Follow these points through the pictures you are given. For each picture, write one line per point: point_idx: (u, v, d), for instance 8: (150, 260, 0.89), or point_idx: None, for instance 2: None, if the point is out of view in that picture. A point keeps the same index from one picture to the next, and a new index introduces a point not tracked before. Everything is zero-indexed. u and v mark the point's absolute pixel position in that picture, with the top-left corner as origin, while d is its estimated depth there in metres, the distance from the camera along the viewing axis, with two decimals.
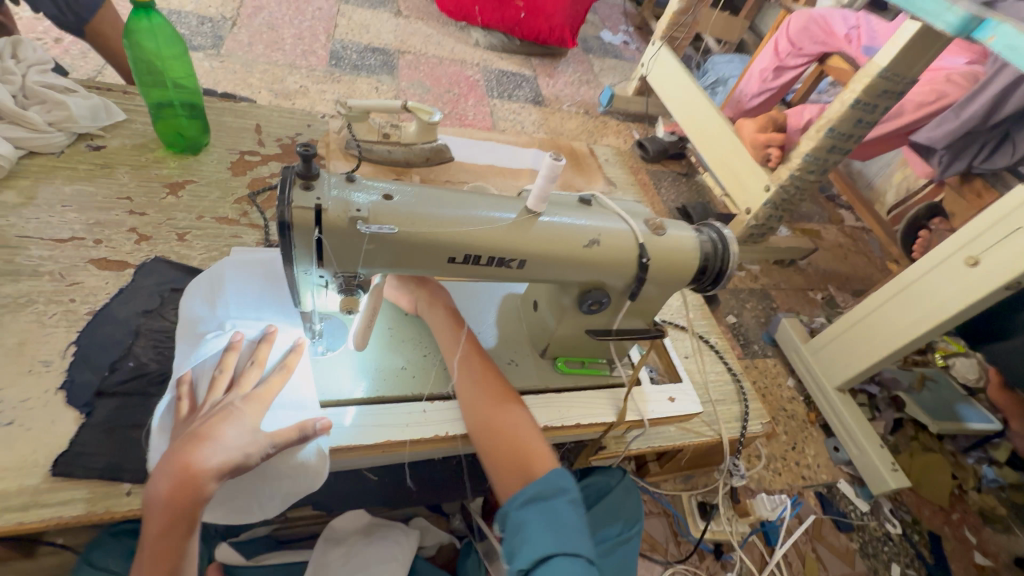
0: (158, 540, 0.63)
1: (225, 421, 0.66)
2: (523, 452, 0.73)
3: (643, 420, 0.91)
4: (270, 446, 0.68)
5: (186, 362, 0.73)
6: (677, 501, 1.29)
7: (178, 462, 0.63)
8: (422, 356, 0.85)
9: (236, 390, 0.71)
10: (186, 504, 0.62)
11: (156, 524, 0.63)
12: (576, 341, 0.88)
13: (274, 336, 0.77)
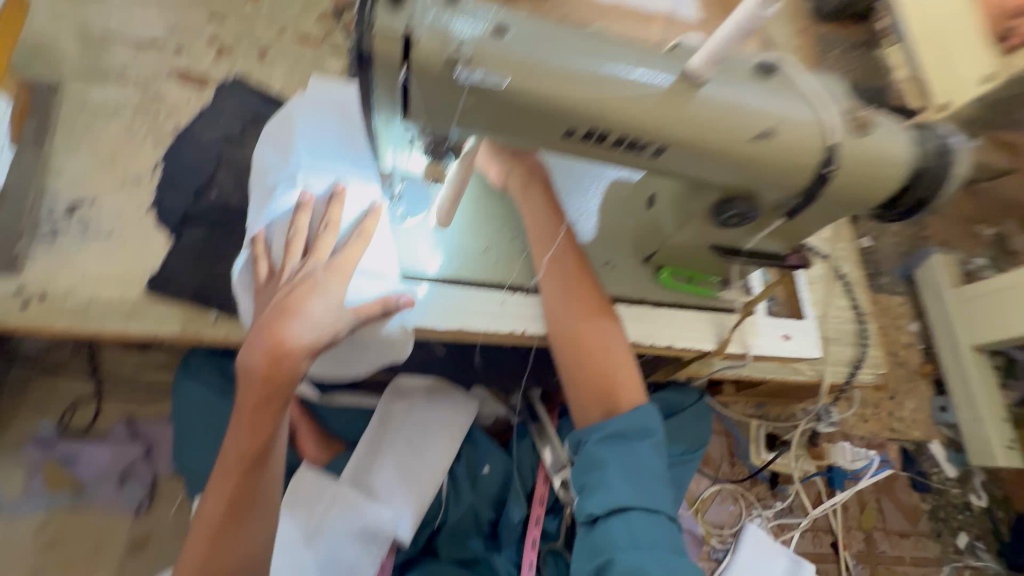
0: (254, 408, 0.65)
1: (309, 298, 0.63)
2: (608, 376, 0.67)
3: (747, 355, 0.79)
4: (354, 323, 0.65)
5: (259, 218, 0.68)
6: (744, 424, 1.22)
7: (270, 337, 0.62)
8: (508, 240, 0.75)
9: (314, 258, 0.66)
10: (279, 376, 0.63)
11: (251, 394, 0.65)
12: (691, 253, 0.73)
13: (344, 196, 0.67)
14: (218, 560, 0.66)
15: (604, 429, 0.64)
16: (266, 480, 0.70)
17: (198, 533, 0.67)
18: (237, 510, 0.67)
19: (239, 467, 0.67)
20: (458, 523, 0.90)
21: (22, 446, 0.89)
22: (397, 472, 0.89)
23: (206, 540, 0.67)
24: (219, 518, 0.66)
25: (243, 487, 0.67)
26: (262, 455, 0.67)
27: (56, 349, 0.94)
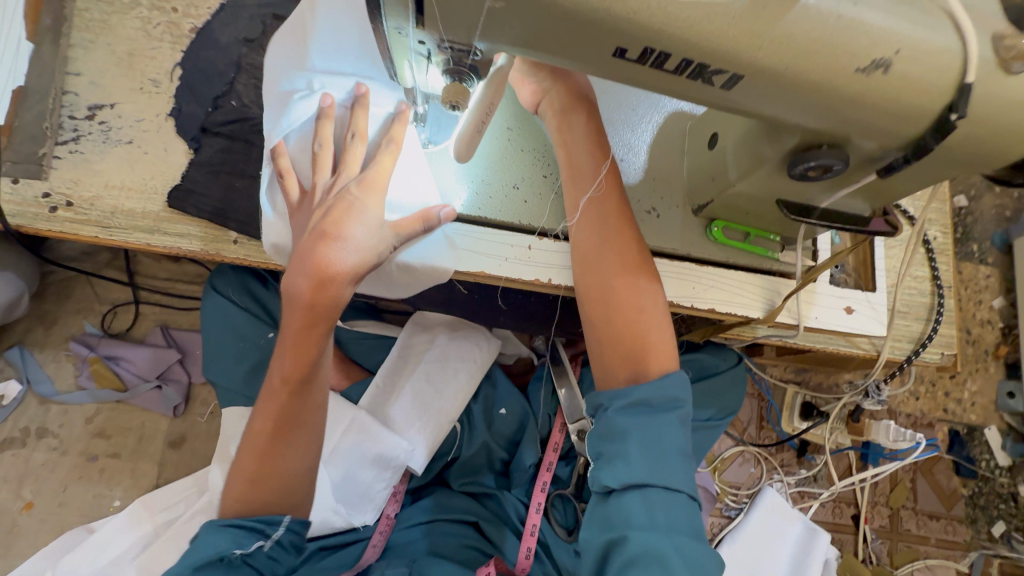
0: (299, 333, 0.62)
1: (351, 218, 0.59)
2: (636, 339, 0.60)
3: (798, 326, 0.70)
4: (396, 242, 0.61)
5: (276, 128, 0.65)
6: (778, 389, 1.15)
7: (313, 259, 0.58)
8: (541, 177, 0.67)
9: (344, 170, 0.62)
10: (326, 299, 0.59)
11: (296, 319, 0.61)
12: (752, 205, 0.62)
13: (366, 100, 0.63)
14: (265, 481, 0.63)
15: (628, 396, 0.57)
16: (314, 407, 0.66)
17: (244, 453, 0.64)
18: (284, 431, 0.64)
19: (287, 390, 0.63)
20: (471, 458, 0.91)
21: (70, 342, 0.96)
22: (413, 405, 0.89)
23: (252, 461, 0.63)
24: (264, 439, 0.63)
25: (288, 410, 0.64)
26: (308, 381, 0.64)
27: (95, 255, 0.98)
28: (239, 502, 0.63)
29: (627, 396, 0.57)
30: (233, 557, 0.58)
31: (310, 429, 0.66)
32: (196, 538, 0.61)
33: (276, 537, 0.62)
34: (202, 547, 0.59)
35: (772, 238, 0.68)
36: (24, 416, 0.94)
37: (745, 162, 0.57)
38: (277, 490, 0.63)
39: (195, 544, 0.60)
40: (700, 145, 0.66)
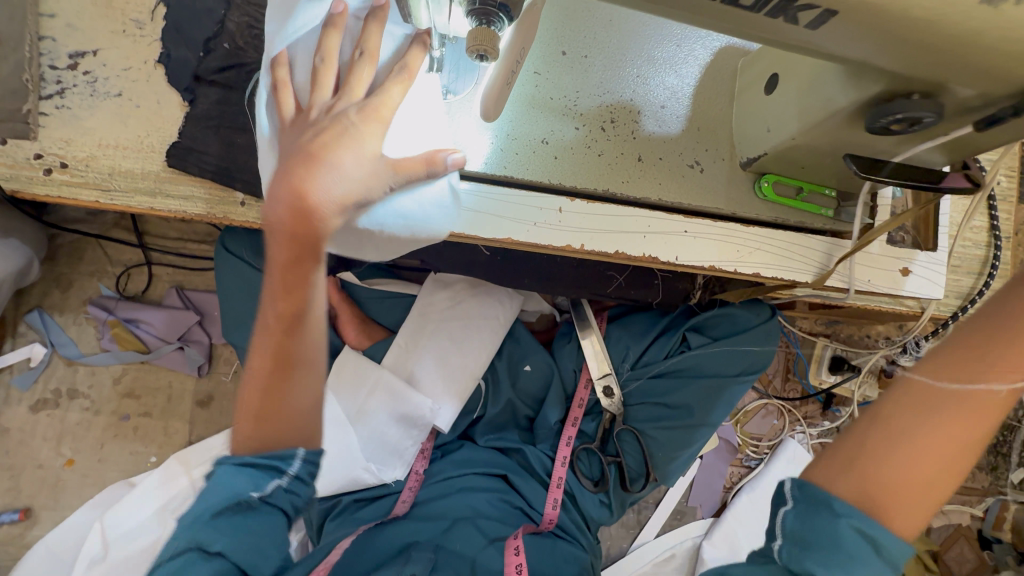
0: (285, 271, 0.48)
1: (340, 145, 0.48)
2: (895, 489, 0.39)
3: (848, 290, 0.65)
4: (394, 183, 0.51)
5: (280, 33, 0.54)
6: (809, 343, 1.12)
7: (289, 186, 0.47)
8: (574, 130, 0.60)
9: (348, 95, 0.51)
10: (316, 234, 0.47)
11: (280, 254, 0.48)
12: (809, 157, 0.56)
13: (383, 13, 0.52)
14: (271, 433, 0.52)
15: (855, 517, 0.38)
16: (315, 356, 0.53)
17: (245, 396, 0.53)
18: (285, 375, 0.52)
19: (278, 329, 0.50)
20: (495, 416, 0.91)
21: (88, 304, 0.94)
22: (434, 367, 0.88)
23: (250, 408, 0.53)
24: (260, 378, 0.51)
25: (287, 350, 0.51)
26: (301, 320, 0.50)
27: (100, 217, 0.95)
28: (244, 445, 0.53)
29: (837, 508, 0.38)
30: (250, 501, 0.51)
31: (317, 364, 0.54)
32: (209, 477, 0.53)
33: (295, 475, 0.53)
34: (214, 488, 0.51)
35: (827, 192, 0.62)
36: (53, 378, 0.95)
37: (808, 110, 0.50)
38: (287, 425, 0.53)
39: (209, 481, 0.52)
40: (753, 87, 0.59)
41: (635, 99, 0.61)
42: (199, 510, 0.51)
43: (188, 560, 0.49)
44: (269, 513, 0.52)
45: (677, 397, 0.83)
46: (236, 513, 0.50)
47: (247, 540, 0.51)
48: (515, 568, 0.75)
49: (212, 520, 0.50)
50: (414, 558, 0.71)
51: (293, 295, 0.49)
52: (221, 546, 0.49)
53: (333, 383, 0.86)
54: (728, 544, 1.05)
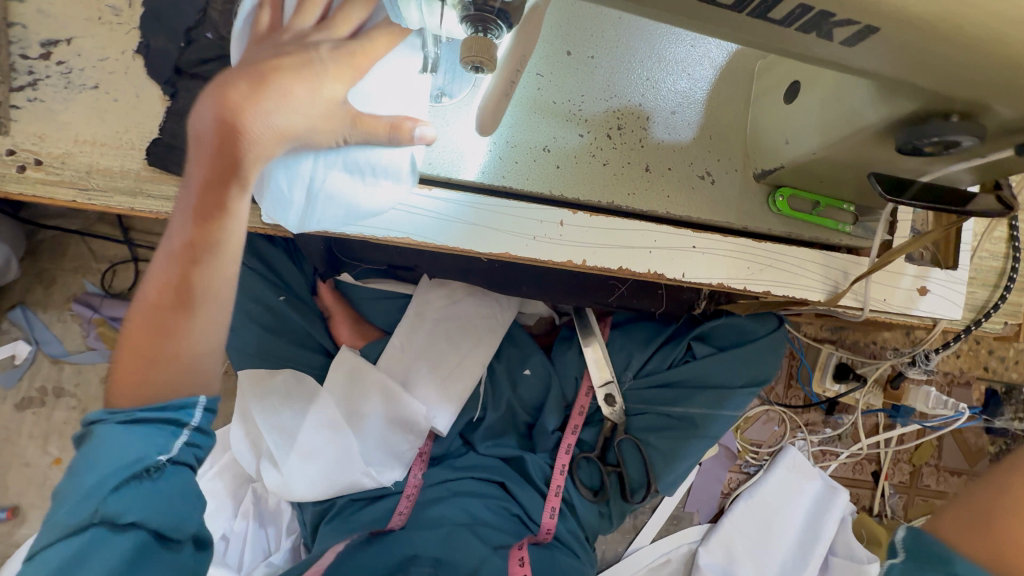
0: (202, 188, 0.45)
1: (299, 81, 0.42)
2: None
3: (863, 309, 0.62)
4: (349, 134, 0.45)
5: None
6: (814, 349, 1.09)
7: (222, 97, 0.41)
8: (579, 138, 0.56)
9: (328, 31, 0.45)
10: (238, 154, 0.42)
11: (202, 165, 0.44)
12: (830, 171, 0.53)
13: None
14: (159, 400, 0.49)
15: None
16: (218, 299, 0.50)
17: (135, 321, 0.49)
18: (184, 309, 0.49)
19: (183, 255, 0.47)
20: (494, 421, 0.87)
21: (73, 301, 0.92)
22: (427, 373, 0.85)
23: (142, 335, 0.49)
24: (160, 308, 0.48)
25: (188, 282, 0.48)
26: (211, 249, 0.47)
27: (82, 211, 0.91)
28: (128, 396, 0.49)
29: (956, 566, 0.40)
30: (157, 465, 0.47)
31: (221, 308, 0.51)
32: (84, 449, 0.47)
33: (195, 435, 0.51)
34: (98, 459, 0.46)
35: (845, 208, 0.59)
36: (38, 376, 0.93)
37: (831, 125, 0.47)
38: (179, 371, 0.49)
39: (87, 453, 0.47)
40: (772, 93, 0.54)
41: (644, 103, 0.57)
42: (91, 485, 0.45)
43: (93, 538, 0.44)
44: (176, 476, 0.49)
45: (683, 407, 0.81)
46: (140, 482, 0.46)
47: (161, 509, 0.47)
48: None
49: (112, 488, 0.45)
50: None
51: (207, 221, 0.46)
52: (135, 516, 0.45)
53: (331, 385, 0.83)
54: (724, 550, 1.05)
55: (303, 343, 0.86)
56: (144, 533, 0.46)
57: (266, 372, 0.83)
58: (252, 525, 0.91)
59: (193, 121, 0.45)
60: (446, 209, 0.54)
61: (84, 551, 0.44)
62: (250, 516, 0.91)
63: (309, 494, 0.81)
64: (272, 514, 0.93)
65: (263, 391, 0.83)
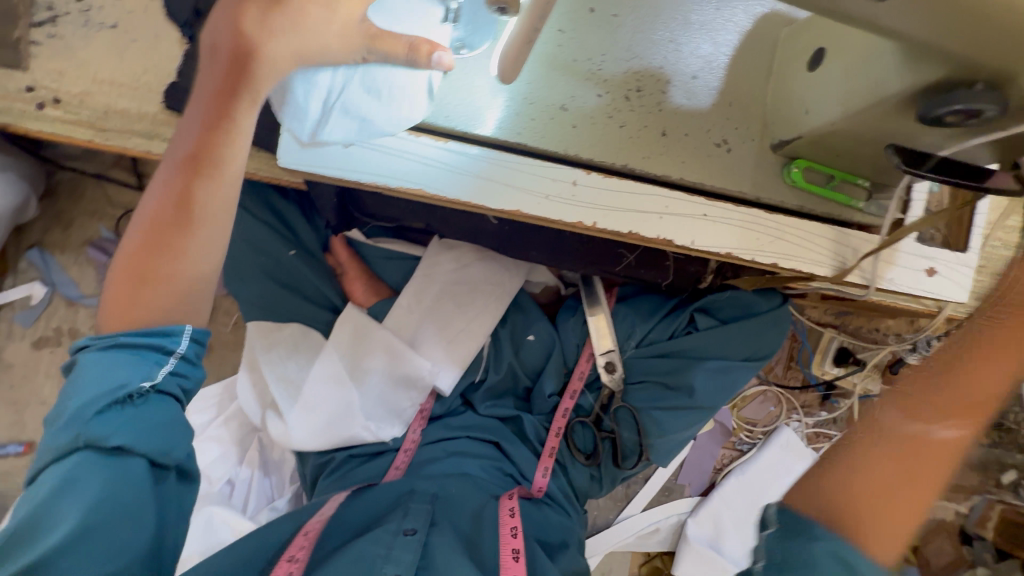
0: (213, 101, 0.45)
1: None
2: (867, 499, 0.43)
3: (871, 287, 0.62)
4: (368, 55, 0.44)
5: None
6: (816, 333, 1.09)
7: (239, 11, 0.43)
8: (596, 98, 0.55)
9: None
10: (247, 59, 0.43)
11: (211, 71, 0.45)
12: (846, 144, 0.53)
13: None
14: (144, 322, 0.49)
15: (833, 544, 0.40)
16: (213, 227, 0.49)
17: (134, 237, 0.49)
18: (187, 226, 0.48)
19: (183, 168, 0.47)
20: (495, 384, 0.88)
21: (88, 246, 0.94)
22: (435, 333, 0.86)
23: (136, 252, 0.48)
24: (161, 225, 0.48)
25: (192, 197, 0.47)
26: (219, 165, 0.47)
27: (99, 155, 0.92)
28: (120, 320, 0.49)
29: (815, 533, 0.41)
30: (140, 394, 0.47)
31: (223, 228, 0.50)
32: (72, 379, 0.47)
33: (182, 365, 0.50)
34: (87, 381, 0.46)
35: (860, 183, 0.59)
36: (54, 317, 0.95)
37: (854, 93, 0.46)
38: (172, 292, 0.49)
39: (75, 379, 0.47)
40: (795, 61, 0.54)
41: (665, 66, 0.56)
42: (75, 408, 0.45)
43: (81, 462, 0.44)
44: (161, 403, 0.48)
45: (681, 377, 0.81)
46: (125, 407, 0.46)
47: (152, 441, 0.47)
48: (509, 527, 0.73)
49: (96, 409, 0.45)
50: (413, 511, 0.70)
51: (214, 133, 0.46)
52: (121, 440, 0.45)
53: (334, 340, 0.84)
54: (712, 523, 1.08)
55: (312, 297, 0.87)
56: (134, 460, 0.46)
57: (276, 326, 0.85)
58: (257, 472, 0.95)
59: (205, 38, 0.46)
60: (456, 162, 0.54)
61: (74, 471, 0.44)
62: (255, 465, 0.95)
63: (310, 444, 0.83)
64: (275, 463, 0.96)
65: (272, 342, 0.85)
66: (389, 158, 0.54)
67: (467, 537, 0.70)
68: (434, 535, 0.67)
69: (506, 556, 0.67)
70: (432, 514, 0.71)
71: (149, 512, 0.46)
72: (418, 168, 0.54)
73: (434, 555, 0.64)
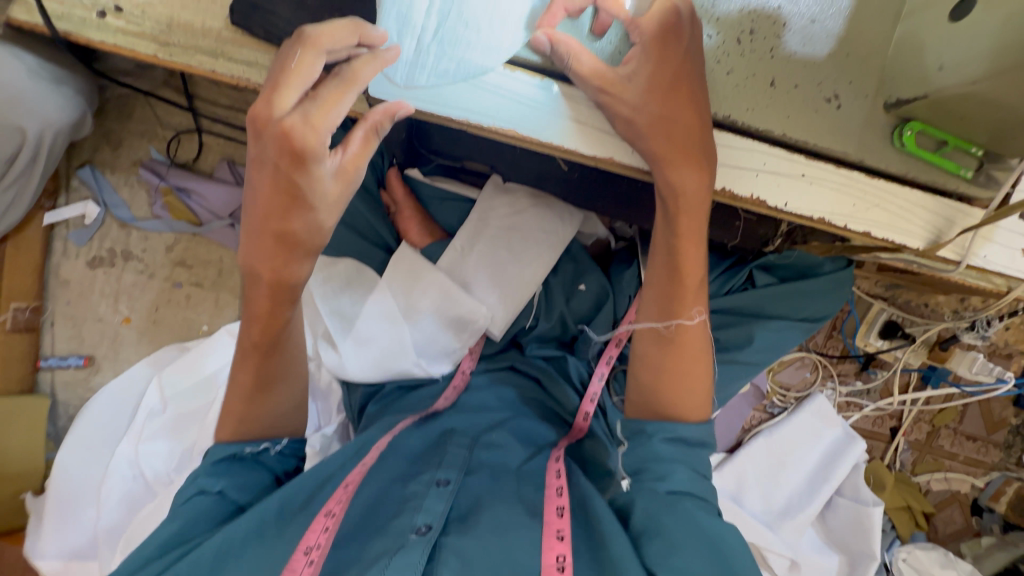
0: (279, 191, 0.51)
1: (345, 91, 0.47)
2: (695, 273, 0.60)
3: (960, 264, 0.59)
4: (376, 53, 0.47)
5: None
6: (864, 305, 1.07)
7: (276, 126, 0.47)
8: (705, 39, 0.52)
9: None
10: (299, 177, 0.49)
11: (266, 196, 0.51)
12: (976, 110, 0.49)
13: None
14: (253, 417, 0.65)
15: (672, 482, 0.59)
16: (294, 312, 0.62)
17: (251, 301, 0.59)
18: (283, 298, 0.58)
19: (268, 289, 0.57)
20: (545, 331, 0.87)
21: (139, 167, 0.94)
22: (488, 276, 0.84)
23: (262, 310, 0.60)
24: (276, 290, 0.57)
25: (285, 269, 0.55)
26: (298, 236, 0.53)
27: (149, 72, 0.90)
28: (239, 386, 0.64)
29: (659, 450, 0.60)
30: (244, 454, 0.63)
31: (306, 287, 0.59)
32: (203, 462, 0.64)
33: (281, 449, 0.66)
34: (212, 453, 0.63)
35: (972, 152, 0.54)
36: (108, 238, 0.96)
37: (1008, 46, 0.43)
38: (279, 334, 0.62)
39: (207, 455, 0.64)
40: (930, 9, 0.49)
41: (782, 7, 0.52)
42: (203, 465, 0.62)
43: (196, 504, 0.58)
44: (257, 465, 0.64)
45: (736, 332, 0.79)
46: (232, 463, 0.62)
47: (241, 485, 0.61)
48: (554, 488, 0.64)
49: (208, 470, 0.61)
50: (449, 458, 0.66)
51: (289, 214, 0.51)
52: (221, 485, 0.60)
53: (389, 278, 0.83)
54: (736, 478, 1.10)
55: (368, 236, 0.88)
56: (227, 501, 0.60)
57: (330, 260, 0.84)
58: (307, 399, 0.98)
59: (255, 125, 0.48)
60: (550, 99, 0.51)
61: (191, 513, 0.58)
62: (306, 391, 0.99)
63: (364, 373, 0.84)
64: (323, 392, 1.00)
65: (327, 276, 0.84)
66: (480, 91, 0.50)
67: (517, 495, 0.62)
68: (471, 485, 0.63)
69: (550, 512, 0.60)
70: (470, 460, 0.67)
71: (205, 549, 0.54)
72: (509, 105, 0.51)
73: (468, 503, 0.60)
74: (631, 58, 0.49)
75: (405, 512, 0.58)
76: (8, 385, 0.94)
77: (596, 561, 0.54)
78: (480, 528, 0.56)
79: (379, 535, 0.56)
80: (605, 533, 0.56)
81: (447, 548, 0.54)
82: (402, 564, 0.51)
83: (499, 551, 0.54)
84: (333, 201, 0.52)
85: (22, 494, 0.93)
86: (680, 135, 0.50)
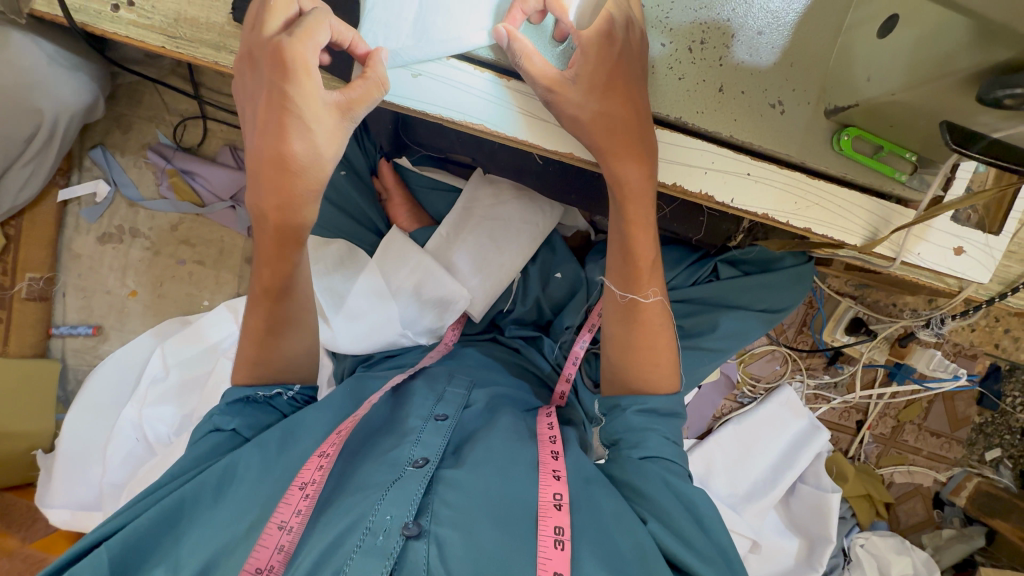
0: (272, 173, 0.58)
1: (317, 18, 0.51)
2: (648, 254, 0.65)
3: (894, 259, 0.64)
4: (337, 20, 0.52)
5: None
6: (832, 301, 1.12)
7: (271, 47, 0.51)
8: (660, 47, 0.57)
9: None
10: (291, 89, 0.52)
11: (257, 167, 0.58)
12: (902, 117, 0.53)
13: None
14: (268, 360, 0.70)
15: (636, 450, 0.65)
16: (303, 257, 0.67)
17: (261, 275, 0.66)
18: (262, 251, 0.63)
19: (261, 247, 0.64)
20: (522, 314, 0.93)
21: (148, 149, 1.00)
22: (473, 260, 0.89)
23: (262, 278, 0.67)
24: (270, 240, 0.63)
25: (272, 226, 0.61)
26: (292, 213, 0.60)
27: (158, 61, 0.94)
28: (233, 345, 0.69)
29: (629, 419, 0.67)
30: (258, 396, 0.68)
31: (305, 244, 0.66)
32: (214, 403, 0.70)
33: (294, 394, 0.72)
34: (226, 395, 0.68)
35: (907, 157, 0.59)
36: (116, 216, 1.03)
37: (919, 66, 0.47)
38: (275, 307, 0.69)
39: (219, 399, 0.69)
40: (865, 26, 0.53)
41: (732, 19, 0.57)
42: (220, 405, 0.68)
43: (219, 441, 0.65)
44: (270, 408, 0.70)
45: (700, 319, 0.84)
46: (245, 405, 0.68)
47: (258, 424, 0.68)
48: (548, 436, 0.71)
49: (223, 409, 0.67)
50: (448, 397, 0.73)
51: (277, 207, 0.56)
52: (234, 423, 0.66)
53: (378, 258, 0.89)
54: (705, 462, 1.16)
55: (359, 219, 0.93)
56: (239, 437, 0.66)
57: (322, 241, 0.89)
58: None
59: (246, 62, 0.53)
60: (502, 94, 0.57)
61: (215, 446, 0.64)
62: None
63: (354, 347, 0.88)
64: None
65: (319, 255, 0.89)
66: (456, 91, 0.56)
67: (512, 429, 0.69)
68: (466, 424, 0.71)
69: (545, 454, 0.66)
70: (468, 399, 0.74)
71: (213, 476, 0.60)
72: (476, 100, 0.56)
73: (461, 440, 0.68)
74: (573, 63, 0.54)
75: (403, 443, 0.64)
76: (21, 350, 1.01)
77: (588, 500, 0.61)
78: (473, 457, 0.63)
79: (376, 462, 0.62)
80: (576, 494, 0.61)
81: (437, 480, 0.60)
82: (398, 493, 0.58)
83: (495, 484, 0.60)
84: (331, 133, 0.55)
85: (32, 450, 0.99)
86: (620, 129, 0.55)
